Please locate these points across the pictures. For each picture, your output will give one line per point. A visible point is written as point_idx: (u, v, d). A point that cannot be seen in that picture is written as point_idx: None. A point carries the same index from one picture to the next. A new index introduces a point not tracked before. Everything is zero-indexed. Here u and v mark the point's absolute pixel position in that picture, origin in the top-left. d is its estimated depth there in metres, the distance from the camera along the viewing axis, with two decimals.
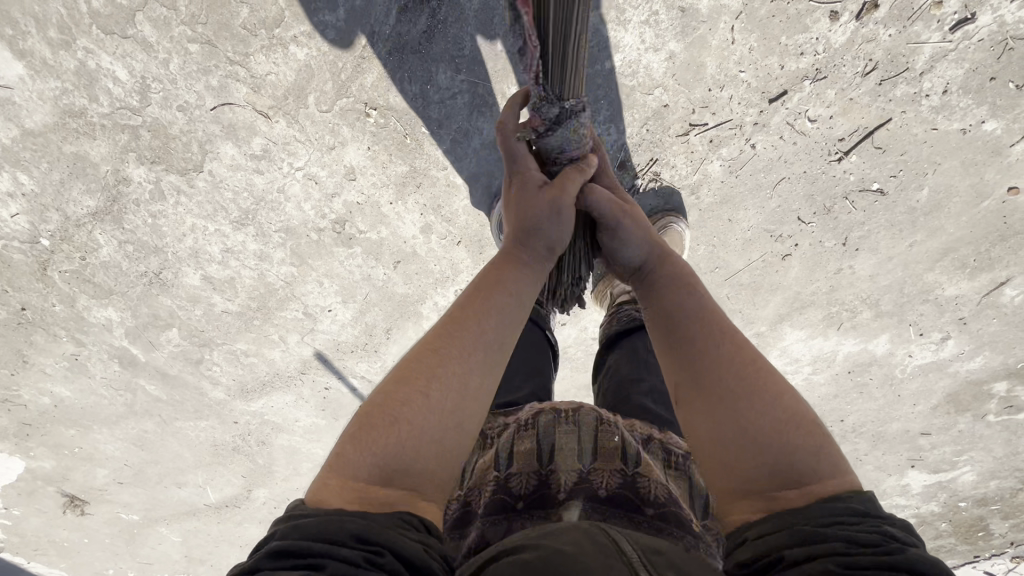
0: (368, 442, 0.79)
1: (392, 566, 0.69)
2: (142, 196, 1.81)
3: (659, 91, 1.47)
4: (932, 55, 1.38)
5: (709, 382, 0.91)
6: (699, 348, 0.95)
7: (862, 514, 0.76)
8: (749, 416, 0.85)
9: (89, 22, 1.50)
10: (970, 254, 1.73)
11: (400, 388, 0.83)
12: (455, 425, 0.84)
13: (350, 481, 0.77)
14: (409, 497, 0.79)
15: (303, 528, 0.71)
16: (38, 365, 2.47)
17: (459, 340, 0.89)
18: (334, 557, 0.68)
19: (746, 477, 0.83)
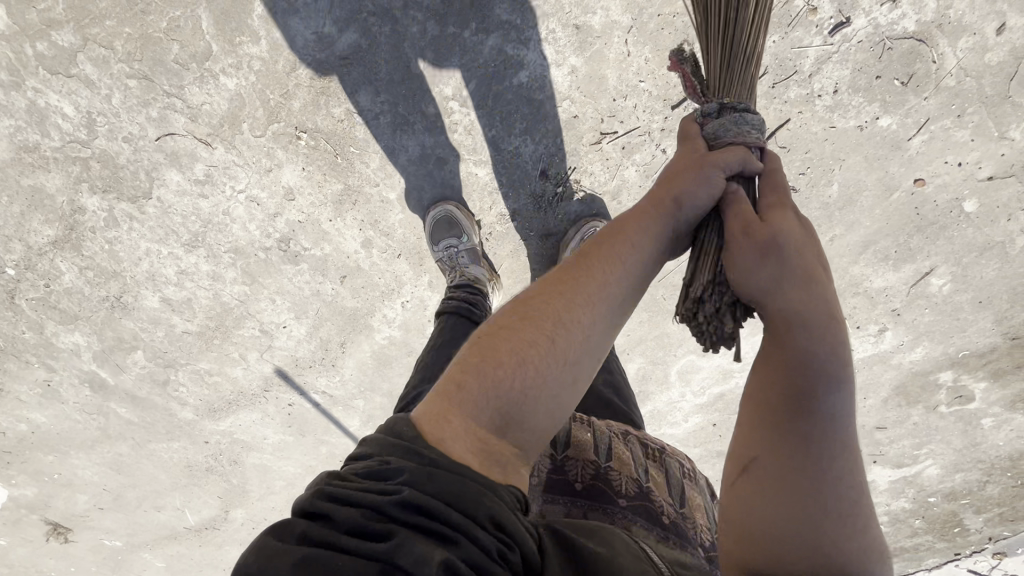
0: (493, 382, 0.77)
1: (513, 565, 0.70)
2: (97, 223, 1.91)
3: (568, 103, 1.56)
4: (817, 57, 1.45)
5: (798, 470, 0.82)
6: (812, 448, 0.82)
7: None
8: (821, 528, 0.81)
9: (36, 63, 1.57)
10: (890, 246, 1.79)
11: (523, 333, 0.81)
12: (574, 386, 0.82)
13: (469, 422, 0.76)
14: (514, 449, 0.79)
15: (439, 483, 0.69)
16: (13, 392, 2.56)
17: (588, 290, 0.84)
18: (469, 539, 0.67)
19: (775, 564, 0.81)
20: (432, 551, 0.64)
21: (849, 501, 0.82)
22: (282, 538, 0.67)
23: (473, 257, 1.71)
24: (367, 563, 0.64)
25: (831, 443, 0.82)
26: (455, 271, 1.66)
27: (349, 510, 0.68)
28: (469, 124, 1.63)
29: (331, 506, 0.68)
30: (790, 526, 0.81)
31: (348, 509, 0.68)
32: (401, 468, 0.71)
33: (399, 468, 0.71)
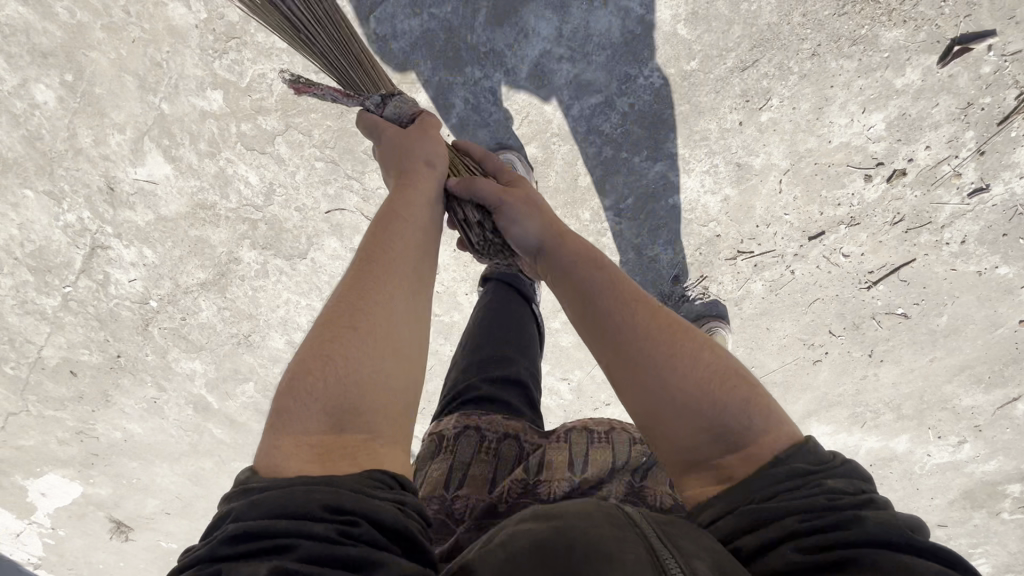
0: (307, 391, 0.83)
1: (366, 538, 0.72)
2: (248, 273, 2.06)
3: (714, 224, 1.69)
4: (952, 212, 1.59)
5: (626, 355, 0.92)
6: (618, 330, 0.95)
7: (808, 476, 0.80)
8: (673, 386, 0.87)
9: (235, 140, 1.72)
10: (984, 371, 1.94)
11: (326, 337, 0.88)
12: (393, 355, 0.90)
13: (302, 437, 0.81)
14: (360, 439, 0.83)
15: (268, 503, 0.72)
16: (118, 404, 2.69)
17: (379, 281, 0.96)
18: (305, 536, 0.69)
19: (691, 451, 0.86)
20: (262, 566, 0.68)
21: (684, 358, 0.90)
22: None
23: None
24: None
25: (621, 324, 0.96)
26: None
27: (193, 567, 0.71)
28: (618, 230, 1.70)
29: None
30: (674, 414, 0.86)
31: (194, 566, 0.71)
32: (231, 510, 0.74)
33: (231, 510, 0.74)
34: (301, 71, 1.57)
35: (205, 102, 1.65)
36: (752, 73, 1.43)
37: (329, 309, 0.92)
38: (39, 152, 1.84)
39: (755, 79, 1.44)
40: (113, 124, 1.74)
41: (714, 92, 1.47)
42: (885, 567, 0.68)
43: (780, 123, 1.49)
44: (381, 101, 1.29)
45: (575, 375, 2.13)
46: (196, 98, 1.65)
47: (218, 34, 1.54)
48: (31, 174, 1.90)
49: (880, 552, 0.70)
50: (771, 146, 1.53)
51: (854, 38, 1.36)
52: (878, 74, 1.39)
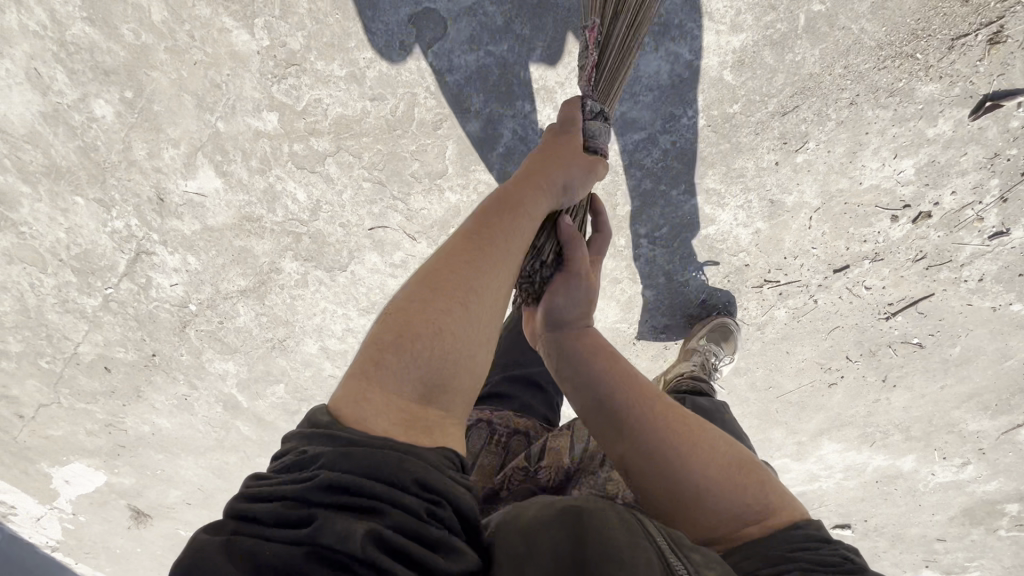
0: (411, 352, 0.78)
1: (446, 521, 0.71)
2: (289, 282, 2.13)
3: (744, 255, 1.77)
4: (972, 253, 1.67)
5: (646, 445, 1.06)
6: (639, 421, 1.08)
7: (817, 540, 0.96)
8: (690, 474, 1.02)
9: (287, 159, 1.79)
10: (992, 399, 2.04)
11: (436, 302, 0.83)
12: (491, 342, 0.87)
13: (394, 393, 0.77)
14: (443, 414, 0.80)
15: (360, 461, 0.69)
16: (149, 400, 2.75)
17: (489, 258, 0.90)
18: (394, 505, 0.68)
19: (711, 522, 1.01)
20: (353, 522, 0.66)
21: (703, 449, 1.06)
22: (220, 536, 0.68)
23: None
24: (289, 544, 0.65)
25: (641, 417, 1.09)
26: None
27: (274, 502, 0.69)
28: (652, 257, 1.78)
29: (251, 503, 0.69)
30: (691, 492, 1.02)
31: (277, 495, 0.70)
32: (322, 455, 0.70)
33: (320, 451, 0.71)
34: (356, 98, 1.63)
35: (260, 122, 1.72)
36: (792, 117, 1.50)
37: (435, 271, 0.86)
38: (94, 161, 1.90)
39: (794, 123, 1.50)
40: (168, 139, 1.80)
41: (754, 134, 1.53)
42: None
43: (814, 165, 1.57)
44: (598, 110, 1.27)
45: None
46: (252, 118, 1.71)
47: (279, 60, 1.60)
48: (83, 182, 1.96)
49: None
50: (804, 185, 1.61)
51: (891, 90, 1.42)
52: (911, 124, 1.46)
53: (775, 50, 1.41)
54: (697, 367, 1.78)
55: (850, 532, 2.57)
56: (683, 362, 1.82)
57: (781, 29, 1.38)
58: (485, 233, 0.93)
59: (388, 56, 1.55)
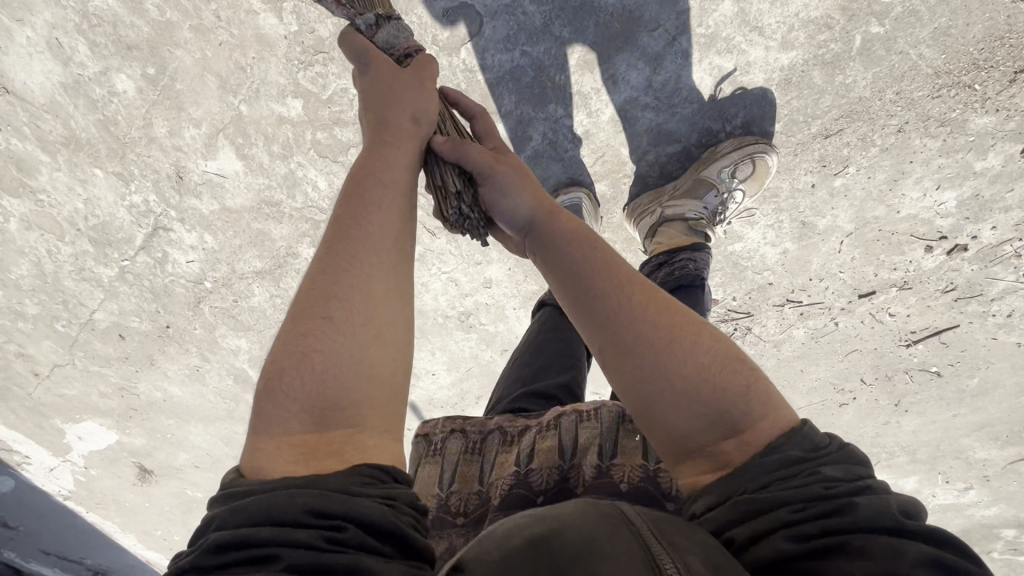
0: (281, 387, 0.71)
1: (352, 541, 0.64)
2: (305, 267, 2.11)
3: (768, 273, 1.74)
4: (1004, 288, 1.64)
5: (615, 337, 0.81)
6: (608, 307, 0.83)
7: (800, 463, 0.73)
8: (667, 376, 0.77)
9: (310, 146, 1.75)
10: (1003, 430, 2.03)
11: (301, 327, 0.75)
12: (372, 318, 0.78)
13: (283, 437, 0.70)
14: (349, 431, 0.73)
15: (244, 511, 0.64)
16: (162, 368, 2.76)
17: (350, 249, 0.81)
18: (287, 544, 0.61)
19: (688, 438, 0.77)
20: None
21: (678, 350, 0.78)
22: None
23: (695, 193, 1.50)
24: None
25: (612, 304, 0.83)
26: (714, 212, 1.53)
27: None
28: None
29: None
30: (668, 394, 0.77)
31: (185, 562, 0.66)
32: (214, 514, 0.66)
33: (215, 512, 0.67)
34: None
35: (284, 108, 1.68)
36: (835, 141, 1.44)
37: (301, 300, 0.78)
38: (114, 134, 1.86)
39: (836, 146, 1.45)
40: (189, 118, 1.76)
41: (792, 154, 1.48)
42: (879, 556, 0.64)
43: (851, 190, 1.52)
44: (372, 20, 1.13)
45: (607, 391, 2.22)
46: (276, 104, 1.67)
47: (308, 49, 1.56)
48: (102, 155, 1.93)
49: (876, 534, 0.66)
50: (839, 210, 1.56)
51: (943, 120, 1.36)
52: (959, 156, 1.41)
53: (826, 71, 1.34)
54: (705, 213, 1.52)
55: None
56: (692, 200, 1.51)
57: (835, 49, 1.31)
58: (344, 229, 0.83)
59: None
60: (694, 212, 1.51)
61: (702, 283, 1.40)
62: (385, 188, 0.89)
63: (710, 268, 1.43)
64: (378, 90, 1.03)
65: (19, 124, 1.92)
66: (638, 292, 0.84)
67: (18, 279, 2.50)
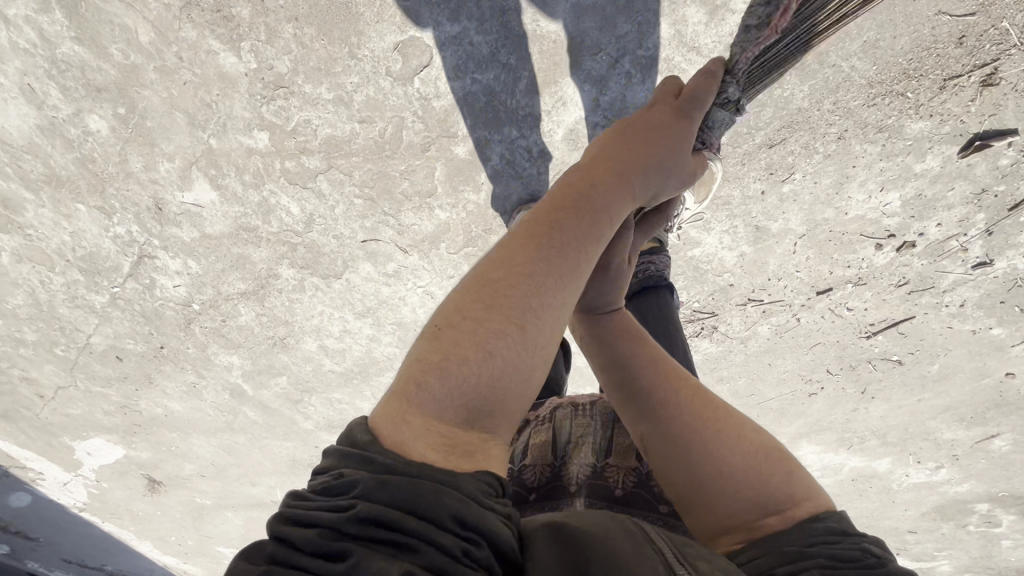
0: (457, 373, 0.61)
1: (488, 562, 0.55)
2: (287, 287, 2.18)
3: (728, 275, 1.80)
4: (954, 281, 1.69)
5: (671, 428, 0.94)
6: (663, 402, 0.95)
7: (840, 532, 0.82)
8: (717, 462, 0.90)
9: (280, 174, 1.81)
10: (967, 412, 2.11)
11: (486, 316, 0.64)
12: (548, 360, 0.68)
13: (432, 419, 0.60)
14: (484, 441, 0.64)
15: (399, 489, 0.54)
16: (160, 386, 2.84)
17: (557, 268, 0.69)
18: (431, 544, 0.52)
19: (731, 512, 0.89)
20: (390, 566, 0.50)
21: (729, 441, 0.91)
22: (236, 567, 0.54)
23: None
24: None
25: (660, 398, 0.96)
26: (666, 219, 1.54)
27: (296, 528, 0.54)
28: None
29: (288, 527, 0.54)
30: (717, 479, 0.89)
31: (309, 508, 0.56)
32: (355, 475, 0.56)
33: (354, 474, 0.56)
34: (345, 120, 1.63)
35: (251, 141, 1.73)
36: (779, 149, 1.49)
37: (492, 279, 0.67)
38: (94, 170, 1.92)
39: (781, 155, 1.50)
40: (162, 153, 1.82)
41: (740, 163, 1.53)
42: None
43: (800, 195, 1.57)
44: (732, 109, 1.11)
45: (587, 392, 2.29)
46: (243, 137, 1.73)
47: (268, 83, 1.60)
48: (83, 191, 2.00)
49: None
50: (790, 214, 1.62)
51: (880, 126, 1.41)
52: (899, 159, 1.45)
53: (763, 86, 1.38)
54: None
55: None
56: None
57: None
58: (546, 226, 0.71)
59: (375, 81, 1.54)
60: None
61: (666, 284, 1.43)
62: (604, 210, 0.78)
63: (669, 271, 1.46)
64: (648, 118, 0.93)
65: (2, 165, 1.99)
66: (686, 391, 0.97)
67: (15, 309, 2.57)
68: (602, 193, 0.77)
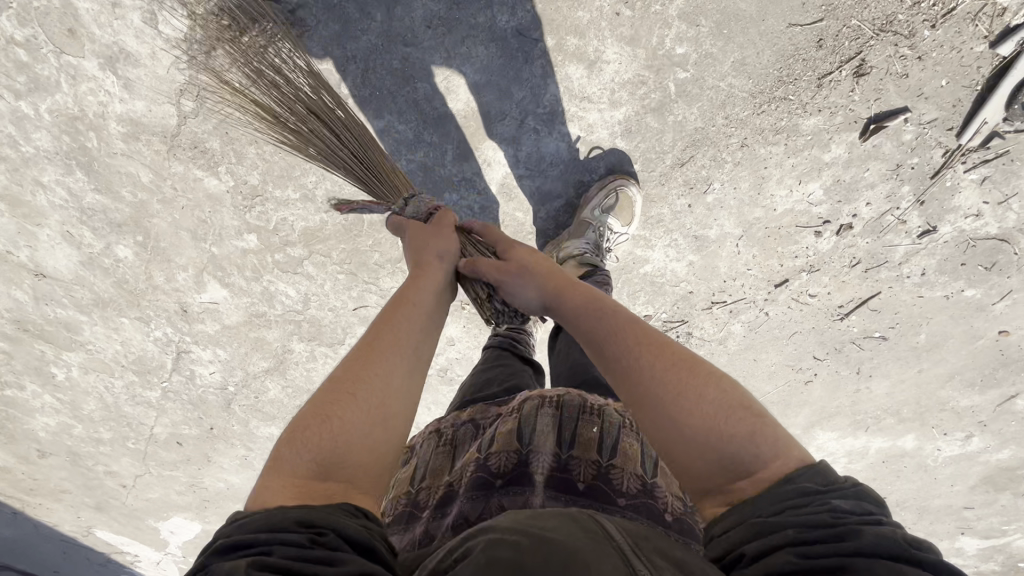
0: (302, 439, 0.80)
1: (336, 543, 0.69)
2: (302, 358, 2.43)
3: (684, 283, 1.86)
4: (906, 252, 1.71)
5: (631, 388, 0.88)
6: (622, 364, 0.91)
7: (811, 494, 0.74)
8: (677, 421, 0.82)
9: (273, 265, 2.08)
10: (975, 375, 2.06)
11: (325, 394, 0.86)
12: (389, 411, 0.88)
13: (291, 476, 0.77)
14: (345, 487, 0.79)
15: (248, 521, 0.71)
16: (218, 462, 3.09)
17: (378, 345, 0.94)
18: (281, 542, 0.67)
19: (697, 478, 0.81)
20: (241, 562, 0.65)
21: (689, 395, 0.84)
22: None
23: (577, 233, 1.64)
24: None
25: (621, 359, 0.92)
26: (600, 246, 1.63)
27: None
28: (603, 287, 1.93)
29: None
30: (674, 441, 0.82)
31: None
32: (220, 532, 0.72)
33: (218, 533, 0.72)
34: (314, 213, 1.91)
35: (244, 242, 2.02)
36: (691, 165, 1.60)
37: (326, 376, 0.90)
38: (129, 288, 2.27)
39: (695, 170, 1.60)
40: (178, 265, 2.14)
41: (660, 184, 1.64)
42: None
43: (725, 202, 1.66)
44: (404, 205, 1.36)
45: None
46: (236, 241, 2.02)
47: (246, 195, 1.88)
48: (124, 306, 2.35)
49: (878, 562, 0.66)
50: (721, 219, 1.70)
51: (776, 129, 1.51)
52: (806, 153, 1.53)
53: (657, 115, 1.52)
54: (589, 249, 1.61)
55: None
56: (576, 240, 1.62)
57: (656, 98, 1.50)
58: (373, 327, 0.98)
59: (329, 178, 1.83)
60: (577, 250, 1.60)
61: None
62: (417, 299, 1.08)
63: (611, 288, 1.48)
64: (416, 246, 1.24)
65: (60, 297, 2.37)
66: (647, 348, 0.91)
67: (90, 413, 2.91)
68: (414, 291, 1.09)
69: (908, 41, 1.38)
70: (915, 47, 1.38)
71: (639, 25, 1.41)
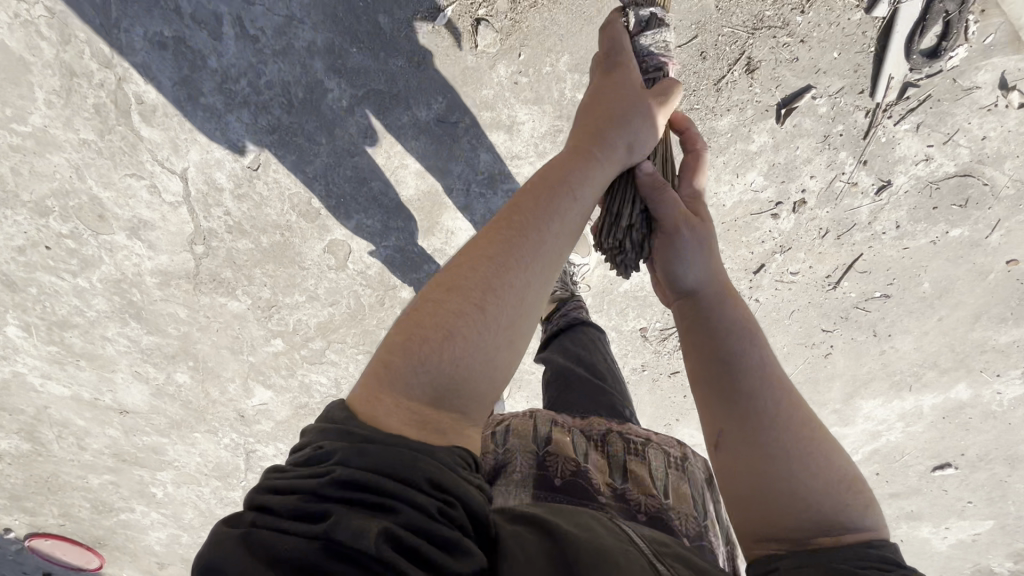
0: (419, 355, 0.72)
1: (458, 521, 0.67)
2: None
3: None
4: (870, 211, 1.71)
5: (759, 423, 0.95)
6: (758, 399, 0.96)
7: (893, 565, 0.83)
8: (787, 471, 0.91)
9: (302, 361, 2.24)
10: (1004, 309, 1.96)
11: (450, 302, 0.76)
12: (513, 346, 0.79)
13: (402, 397, 0.72)
14: (457, 418, 0.75)
15: (369, 453, 0.65)
16: None
17: (518, 251, 0.81)
18: (406, 504, 0.63)
19: (786, 525, 0.89)
20: (371, 523, 0.62)
21: (810, 450, 0.93)
22: (219, 531, 0.64)
23: None
24: (296, 543, 0.61)
25: (756, 390, 0.97)
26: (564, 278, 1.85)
27: (281, 497, 0.65)
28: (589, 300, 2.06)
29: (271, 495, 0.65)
30: (776, 486, 0.91)
31: (278, 497, 0.65)
32: (333, 448, 0.67)
33: (332, 452, 0.66)
34: (321, 308, 2.09)
35: (273, 346, 2.20)
36: None
37: (453, 271, 0.79)
38: (198, 404, 2.33)
39: None
40: (227, 377, 2.27)
41: None
42: None
43: None
44: (643, 23, 1.21)
45: None
46: (267, 347, 2.20)
47: (264, 308, 2.09)
48: None
49: None
50: None
51: None
52: (732, 149, 1.60)
53: None
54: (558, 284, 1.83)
55: (955, 471, 2.41)
56: None
57: None
58: (510, 220, 0.84)
59: (325, 275, 2.01)
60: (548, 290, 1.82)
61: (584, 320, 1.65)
62: (569, 189, 0.90)
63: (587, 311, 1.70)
64: (611, 100, 1.06)
65: (121, 442, 2.42)
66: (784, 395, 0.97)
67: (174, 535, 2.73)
68: (571, 176, 0.92)
69: (785, 30, 1.46)
70: (794, 32, 1.46)
71: (538, 87, 1.67)
